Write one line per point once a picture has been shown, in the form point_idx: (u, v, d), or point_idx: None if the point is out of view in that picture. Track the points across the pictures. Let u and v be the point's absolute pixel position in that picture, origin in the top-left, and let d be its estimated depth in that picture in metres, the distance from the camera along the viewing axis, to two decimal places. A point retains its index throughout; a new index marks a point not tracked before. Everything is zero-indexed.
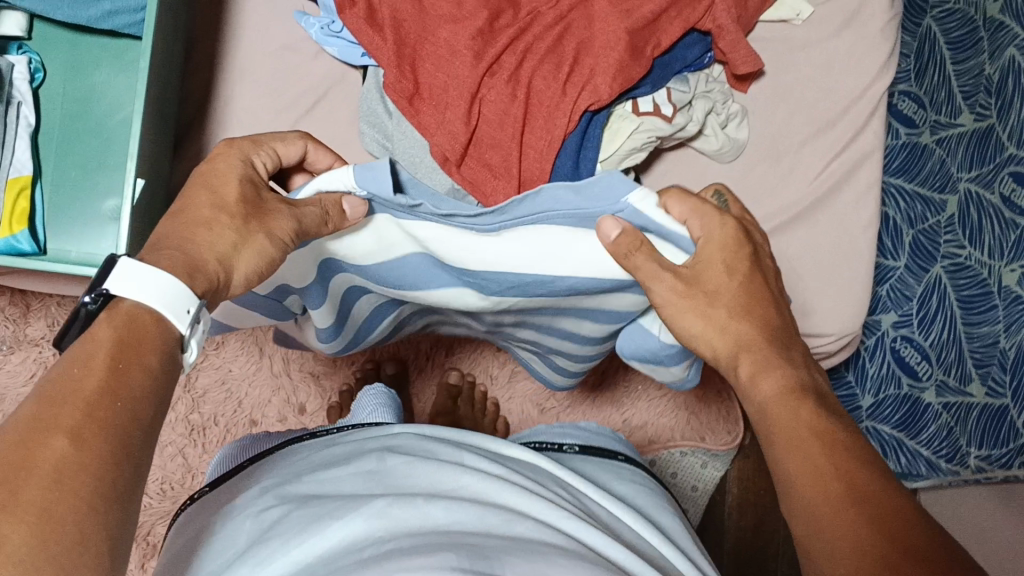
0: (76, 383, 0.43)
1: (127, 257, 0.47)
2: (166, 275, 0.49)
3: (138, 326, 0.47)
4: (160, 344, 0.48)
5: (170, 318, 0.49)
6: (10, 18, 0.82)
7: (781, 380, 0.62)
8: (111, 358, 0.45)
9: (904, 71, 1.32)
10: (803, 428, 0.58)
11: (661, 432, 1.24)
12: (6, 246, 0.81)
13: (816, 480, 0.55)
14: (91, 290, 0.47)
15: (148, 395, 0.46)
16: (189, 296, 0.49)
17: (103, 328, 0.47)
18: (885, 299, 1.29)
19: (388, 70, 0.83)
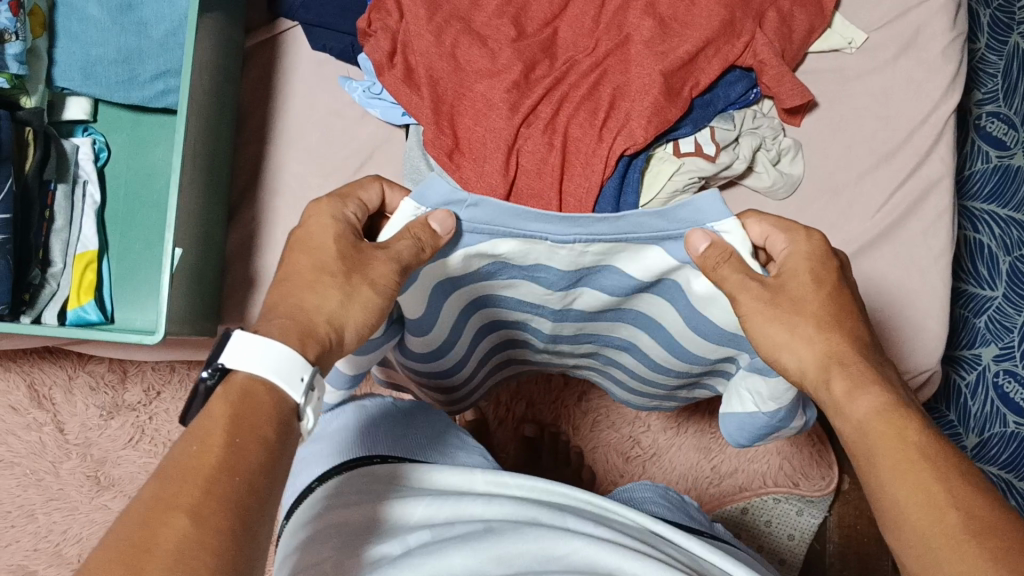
0: (193, 461, 0.43)
1: (242, 330, 0.48)
2: (283, 347, 0.48)
3: (252, 403, 0.47)
4: (277, 418, 0.47)
5: (284, 388, 0.48)
6: (75, 103, 0.88)
7: (882, 396, 0.53)
8: (227, 436, 0.44)
9: (990, 91, 1.23)
10: (909, 449, 0.50)
11: (752, 480, 1.19)
12: (74, 317, 0.84)
13: (932, 511, 0.47)
14: (208, 364, 0.47)
15: (264, 472, 0.45)
16: (303, 364, 0.49)
17: (220, 403, 0.46)
18: (984, 332, 1.17)
19: (426, 127, 0.84)
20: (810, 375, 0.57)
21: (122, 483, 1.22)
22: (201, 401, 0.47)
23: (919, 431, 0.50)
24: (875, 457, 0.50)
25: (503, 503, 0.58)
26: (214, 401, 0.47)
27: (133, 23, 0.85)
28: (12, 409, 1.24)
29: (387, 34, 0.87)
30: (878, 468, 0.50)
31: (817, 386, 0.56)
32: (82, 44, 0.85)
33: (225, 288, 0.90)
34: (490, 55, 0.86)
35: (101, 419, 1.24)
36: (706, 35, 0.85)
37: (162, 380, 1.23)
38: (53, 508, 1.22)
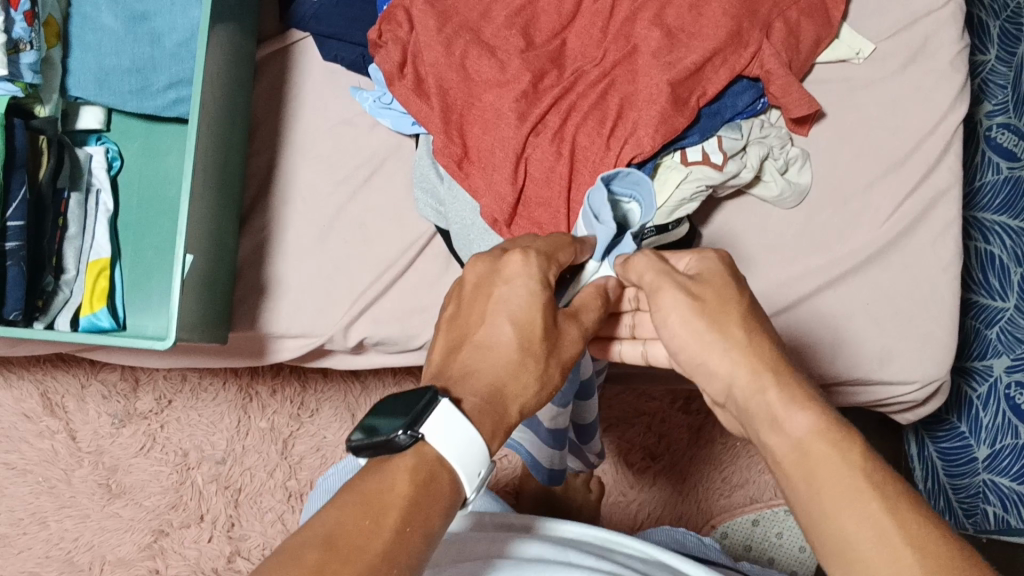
0: (365, 540, 0.44)
1: (448, 402, 0.49)
2: (476, 437, 0.50)
3: (432, 487, 0.48)
4: (446, 508, 0.48)
5: (462, 478, 0.49)
6: (88, 112, 0.90)
7: (820, 414, 0.51)
8: (403, 520, 0.45)
9: (1000, 103, 1.23)
10: (857, 477, 0.48)
11: (764, 491, 1.20)
12: (87, 324, 0.85)
13: (885, 548, 0.45)
14: (410, 425, 0.48)
15: (421, 562, 0.45)
16: (483, 460, 0.50)
17: (404, 478, 0.47)
18: (995, 343, 1.16)
19: (436, 136, 0.85)
20: (740, 386, 0.56)
21: (133, 491, 1.23)
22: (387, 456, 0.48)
23: (862, 456, 0.49)
24: (817, 486, 0.49)
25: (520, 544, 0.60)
26: (399, 467, 0.48)
27: (146, 34, 0.87)
28: (24, 417, 1.25)
29: (398, 44, 0.88)
30: (823, 497, 0.48)
31: (750, 397, 0.55)
32: (96, 55, 0.86)
33: (237, 296, 0.90)
34: (499, 65, 0.87)
35: (112, 427, 1.25)
36: (714, 45, 0.86)
37: (172, 388, 1.25)
38: (65, 515, 1.23)
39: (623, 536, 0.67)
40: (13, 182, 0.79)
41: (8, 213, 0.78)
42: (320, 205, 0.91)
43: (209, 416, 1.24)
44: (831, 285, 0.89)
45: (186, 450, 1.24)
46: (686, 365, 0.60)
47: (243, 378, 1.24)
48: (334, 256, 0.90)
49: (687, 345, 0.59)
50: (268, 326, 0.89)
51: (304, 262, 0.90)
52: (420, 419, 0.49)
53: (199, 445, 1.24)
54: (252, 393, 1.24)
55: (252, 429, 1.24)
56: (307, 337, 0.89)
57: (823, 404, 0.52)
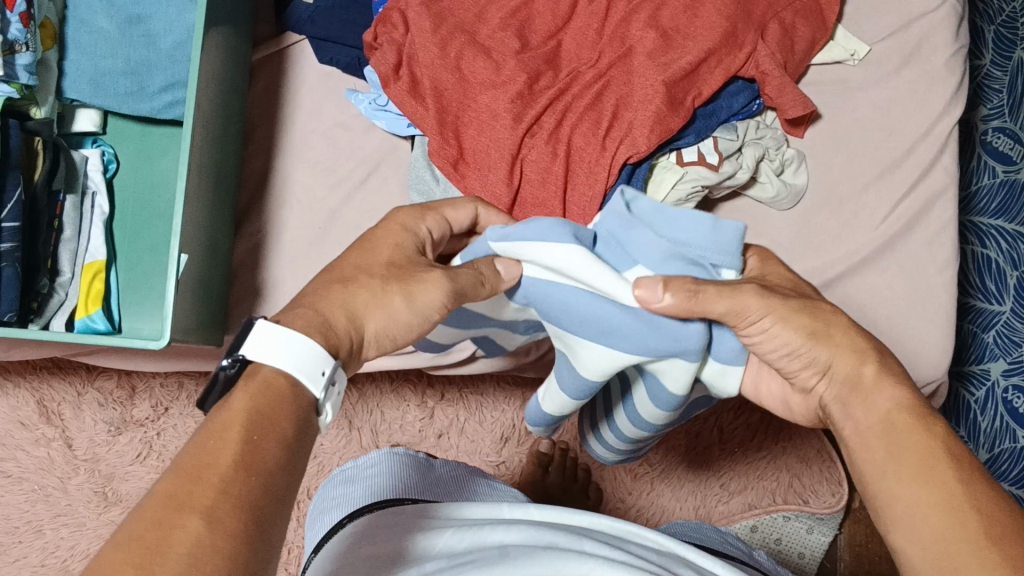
0: (208, 458, 0.41)
1: (264, 321, 0.47)
2: (302, 339, 0.48)
3: (274, 396, 0.46)
4: (297, 411, 0.46)
5: (305, 382, 0.48)
6: (84, 115, 0.90)
7: (908, 392, 0.56)
8: (245, 431, 0.43)
9: (996, 106, 1.23)
10: (936, 448, 0.52)
11: (762, 497, 1.19)
12: (83, 326, 0.85)
13: (951, 510, 0.49)
14: (229, 353, 0.46)
15: (285, 468, 0.44)
16: (322, 358, 0.48)
17: (240, 395, 0.45)
18: (993, 346, 1.17)
19: (432, 137, 0.85)
20: (841, 370, 0.58)
21: (129, 499, 1.23)
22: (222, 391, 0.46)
23: (943, 432, 0.53)
24: (898, 452, 0.53)
25: (524, 529, 0.60)
26: (235, 391, 0.46)
27: (141, 35, 0.87)
28: (20, 425, 1.24)
29: (392, 46, 0.88)
30: (901, 462, 0.52)
31: (845, 376, 0.58)
32: (93, 56, 0.87)
33: (232, 300, 0.90)
34: (494, 66, 0.87)
35: (108, 435, 1.24)
36: (708, 45, 0.86)
37: (169, 395, 1.24)
38: (61, 523, 1.23)
39: (638, 527, 0.67)
40: (8, 182, 0.78)
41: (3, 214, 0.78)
42: (315, 207, 0.91)
43: None
44: (828, 286, 0.90)
45: None
46: (779, 362, 0.61)
47: None
48: (329, 258, 0.89)
49: (790, 341, 0.59)
50: None
51: (299, 264, 0.90)
52: (238, 345, 0.47)
53: None
54: None
55: None
56: None
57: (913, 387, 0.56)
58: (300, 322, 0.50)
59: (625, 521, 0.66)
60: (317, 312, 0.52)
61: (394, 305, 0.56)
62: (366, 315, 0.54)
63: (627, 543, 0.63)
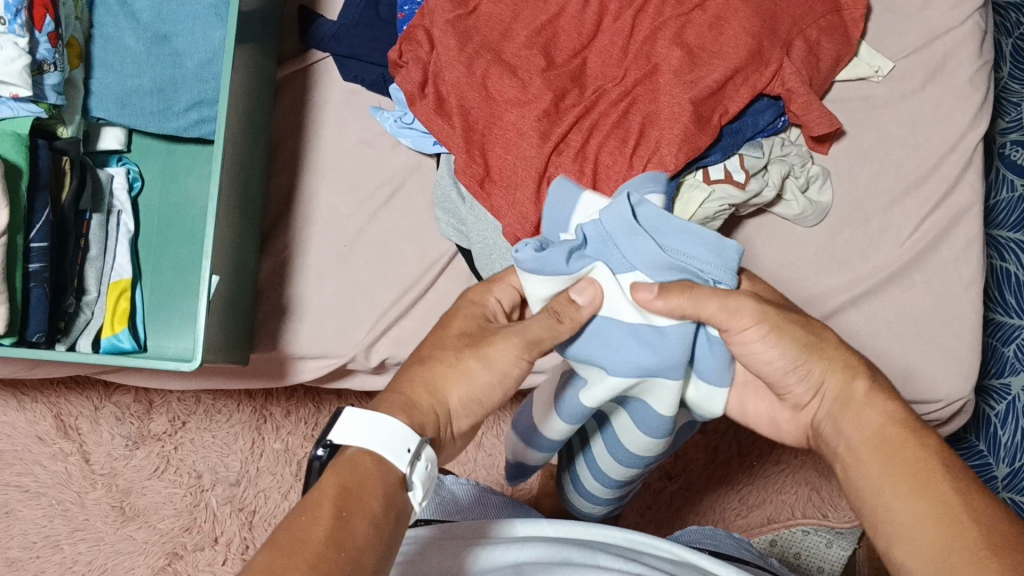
0: (301, 532, 0.43)
1: (350, 408, 0.50)
2: (388, 419, 0.50)
3: (360, 474, 0.48)
4: (384, 488, 0.48)
5: (392, 460, 0.49)
6: (109, 133, 0.90)
7: (902, 407, 0.56)
8: (336, 506, 0.45)
9: (1015, 119, 1.23)
10: (932, 461, 0.51)
11: (780, 512, 1.19)
12: (109, 345, 0.85)
13: (951, 524, 0.48)
14: (321, 442, 0.49)
15: (373, 549, 0.45)
16: (408, 435, 0.50)
17: (329, 473, 0.47)
18: (1013, 360, 1.16)
19: (458, 155, 0.85)
20: (829, 388, 0.58)
21: (147, 514, 1.22)
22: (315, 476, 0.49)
23: (938, 446, 0.52)
24: (892, 466, 0.52)
25: (535, 547, 0.60)
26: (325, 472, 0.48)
27: (168, 54, 0.88)
28: (37, 439, 1.23)
29: (418, 65, 0.88)
30: (896, 476, 0.52)
31: (834, 391, 0.58)
32: (119, 75, 0.87)
33: (258, 319, 0.90)
34: (520, 84, 0.86)
35: (126, 449, 1.24)
36: (734, 63, 0.86)
37: (186, 409, 1.24)
38: (78, 539, 1.22)
39: (652, 538, 0.66)
40: (37, 204, 0.79)
41: (32, 234, 0.78)
42: (340, 226, 0.91)
43: (223, 438, 1.24)
44: (854, 303, 0.89)
45: (200, 471, 1.24)
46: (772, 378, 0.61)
47: (258, 399, 1.24)
48: (354, 277, 0.90)
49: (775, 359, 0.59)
50: (290, 348, 0.89)
51: (325, 282, 0.90)
52: (327, 431, 0.50)
53: (213, 467, 1.24)
54: (267, 414, 1.24)
55: (266, 451, 1.24)
56: (330, 359, 0.89)
57: (900, 402, 0.56)
58: (381, 403, 0.53)
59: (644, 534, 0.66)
60: (402, 394, 0.55)
61: (471, 369, 0.58)
62: (447, 388, 0.57)
63: (642, 555, 0.63)
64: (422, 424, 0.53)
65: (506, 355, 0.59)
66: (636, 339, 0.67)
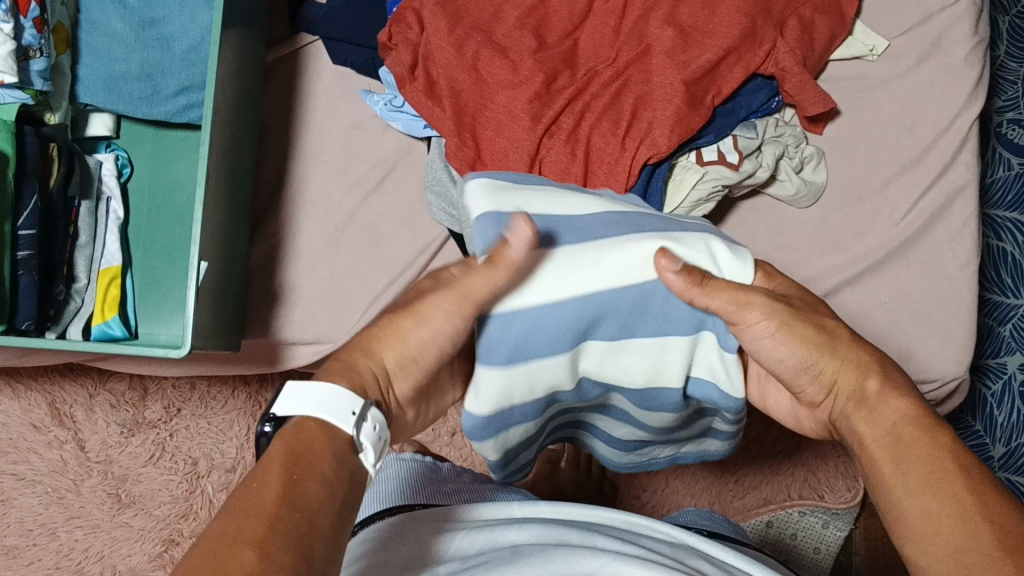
0: (253, 498, 0.43)
1: (293, 381, 0.50)
2: (335, 386, 0.50)
3: (305, 439, 0.47)
4: (332, 451, 0.47)
5: (336, 424, 0.49)
6: (97, 119, 0.89)
7: (913, 402, 0.51)
8: (287, 469, 0.44)
9: (1011, 98, 1.22)
10: (944, 457, 0.47)
11: (777, 492, 1.18)
12: (99, 333, 0.84)
13: (964, 523, 0.44)
14: (267, 417, 0.49)
15: (326, 505, 0.45)
16: (352, 397, 0.49)
17: (274, 443, 0.47)
18: (1009, 340, 1.16)
19: (449, 139, 0.84)
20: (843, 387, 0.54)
21: (143, 501, 1.22)
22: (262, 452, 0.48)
23: (952, 443, 0.48)
24: (904, 463, 0.48)
25: (533, 528, 0.60)
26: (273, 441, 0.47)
27: (155, 39, 0.87)
28: (33, 427, 1.23)
29: (408, 47, 0.88)
30: (908, 474, 0.48)
31: (850, 389, 0.54)
32: (106, 60, 0.86)
33: (248, 305, 0.89)
34: (511, 66, 0.86)
35: (121, 436, 1.23)
36: (728, 43, 0.85)
37: (181, 396, 1.23)
38: (75, 526, 1.22)
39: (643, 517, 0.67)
40: (25, 191, 0.78)
41: (19, 221, 0.77)
42: (332, 210, 0.91)
43: (219, 425, 1.23)
44: (848, 284, 0.89)
45: (197, 458, 1.23)
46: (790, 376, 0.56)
47: (252, 386, 1.23)
48: (346, 261, 0.90)
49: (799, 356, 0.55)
50: (282, 333, 0.88)
51: (317, 267, 0.89)
52: (270, 407, 0.49)
53: (209, 453, 1.23)
54: (262, 400, 1.23)
55: None
56: (321, 343, 0.89)
57: (921, 396, 0.52)
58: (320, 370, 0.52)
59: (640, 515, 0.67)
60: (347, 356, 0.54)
61: (402, 327, 0.55)
62: None
63: (642, 537, 0.63)
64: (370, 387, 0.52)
65: (436, 313, 0.55)
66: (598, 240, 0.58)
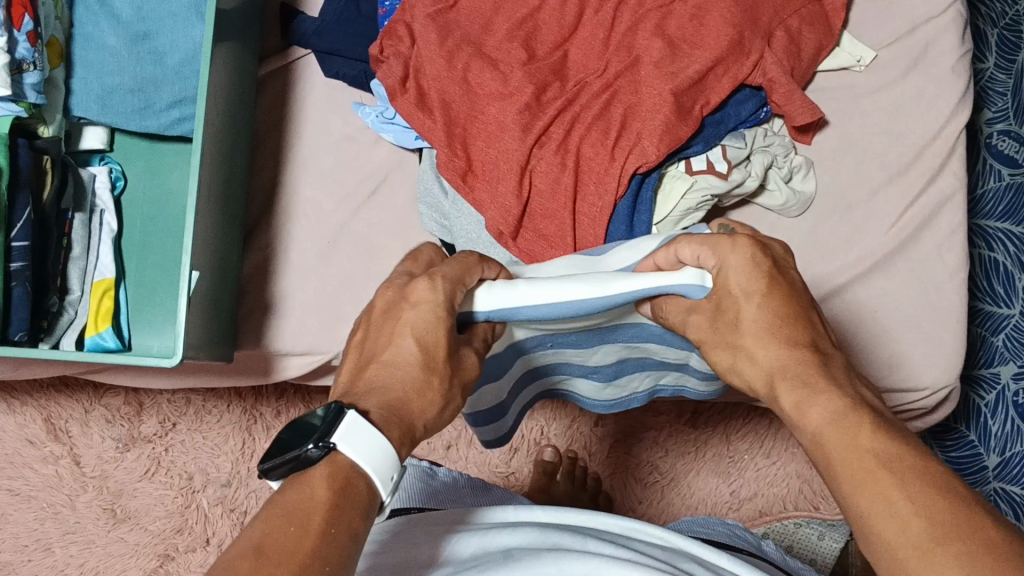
0: (280, 562, 0.38)
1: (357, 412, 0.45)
2: (388, 444, 0.45)
3: (346, 493, 0.43)
4: (366, 515, 0.43)
5: (376, 487, 0.45)
6: (92, 132, 0.90)
7: (842, 395, 0.47)
8: (322, 532, 0.40)
9: (1000, 110, 1.22)
10: (878, 447, 0.44)
11: (772, 504, 1.18)
12: (92, 344, 0.85)
13: (897, 517, 0.42)
14: (318, 438, 0.43)
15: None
16: (397, 466, 0.45)
17: (319, 485, 0.42)
18: (1002, 350, 1.16)
19: (439, 149, 0.85)
20: (769, 380, 0.51)
21: (138, 516, 1.22)
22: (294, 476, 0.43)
23: (884, 428, 0.45)
24: (841, 459, 0.45)
25: (526, 532, 0.60)
26: (313, 480, 0.43)
27: (148, 53, 0.88)
28: (28, 443, 1.23)
29: (399, 59, 0.88)
30: (846, 473, 0.45)
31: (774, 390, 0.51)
32: (99, 74, 0.87)
33: (241, 316, 0.89)
34: (501, 78, 0.86)
35: (116, 451, 1.23)
36: (716, 53, 0.86)
37: (176, 410, 1.23)
38: (70, 541, 1.22)
39: (637, 523, 0.67)
40: (17, 203, 0.79)
41: (12, 234, 0.78)
42: (324, 222, 0.91)
43: (214, 438, 1.23)
44: (839, 291, 0.89)
45: (191, 473, 1.23)
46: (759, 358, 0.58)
47: (248, 399, 1.23)
48: (339, 272, 0.90)
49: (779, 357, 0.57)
50: (274, 344, 0.88)
51: (309, 279, 0.90)
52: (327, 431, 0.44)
53: (204, 468, 1.23)
54: (257, 414, 1.23)
55: (256, 451, 1.22)
56: (314, 355, 0.89)
57: (846, 381, 0.49)
58: None
59: (633, 520, 0.67)
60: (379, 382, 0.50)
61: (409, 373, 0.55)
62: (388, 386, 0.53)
63: (634, 542, 0.63)
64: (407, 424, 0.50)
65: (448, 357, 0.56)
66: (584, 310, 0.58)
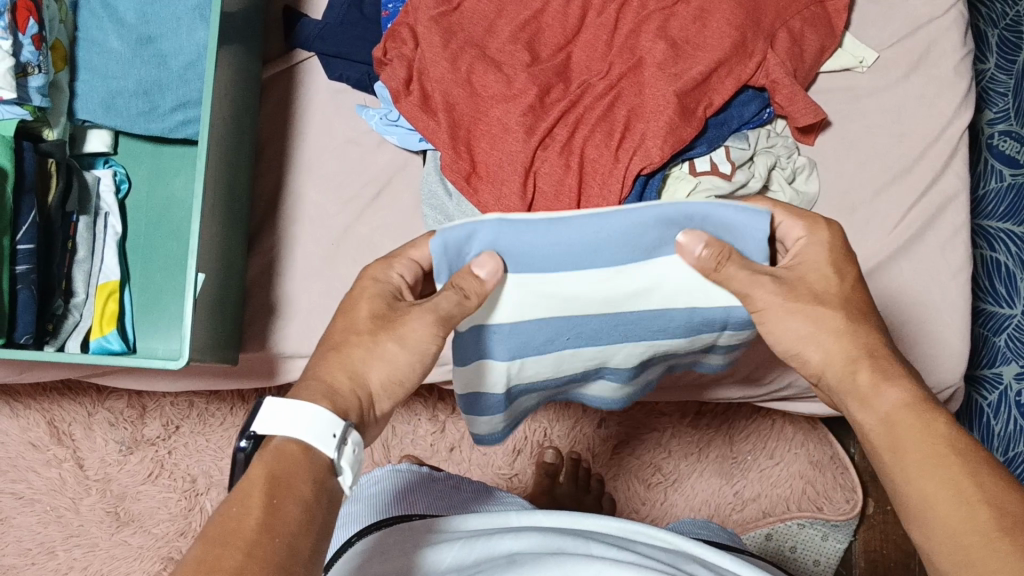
0: (235, 525, 0.44)
1: (273, 398, 0.50)
2: (317, 409, 0.51)
3: (287, 460, 0.49)
4: (315, 475, 0.49)
5: (318, 447, 0.50)
6: (95, 136, 0.91)
7: (907, 389, 0.56)
8: (266, 497, 0.46)
9: (1002, 110, 1.22)
10: (939, 444, 0.53)
11: (776, 505, 1.18)
12: (97, 347, 0.85)
13: (964, 505, 0.50)
14: (244, 433, 0.50)
15: (303, 531, 0.46)
16: (334, 421, 0.51)
17: (255, 464, 0.48)
18: (1004, 350, 1.16)
19: (443, 152, 0.85)
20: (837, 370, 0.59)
21: (142, 518, 1.22)
22: (243, 469, 0.49)
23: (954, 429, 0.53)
24: (903, 453, 0.54)
25: (529, 536, 0.61)
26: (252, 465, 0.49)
27: (152, 56, 0.88)
28: (31, 446, 1.23)
29: (403, 62, 0.88)
30: (905, 460, 0.53)
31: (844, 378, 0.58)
32: (104, 77, 0.88)
33: (245, 318, 0.90)
34: (505, 80, 0.86)
35: (119, 454, 1.23)
36: (718, 55, 0.86)
37: (179, 413, 1.23)
38: (74, 544, 1.22)
39: (642, 525, 0.67)
40: (23, 206, 0.79)
41: (18, 236, 0.78)
42: (328, 225, 0.91)
43: (217, 441, 1.23)
44: None
45: (195, 475, 1.23)
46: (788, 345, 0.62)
47: (251, 402, 1.23)
48: (343, 274, 0.90)
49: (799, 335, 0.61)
50: (278, 347, 0.89)
51: (314, 281, 0.90)
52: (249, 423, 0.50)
53: (207, 470, 1.23)
54: None
55: None
56: None
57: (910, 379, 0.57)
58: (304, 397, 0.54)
59: (636, 522, 0.67)
60: (320, 382, 0.56)
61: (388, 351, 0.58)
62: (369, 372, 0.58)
63: (637, 543, 0.64)
64: (345, 410, 0.55)
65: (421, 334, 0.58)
66: (571, 238, 0.61)
